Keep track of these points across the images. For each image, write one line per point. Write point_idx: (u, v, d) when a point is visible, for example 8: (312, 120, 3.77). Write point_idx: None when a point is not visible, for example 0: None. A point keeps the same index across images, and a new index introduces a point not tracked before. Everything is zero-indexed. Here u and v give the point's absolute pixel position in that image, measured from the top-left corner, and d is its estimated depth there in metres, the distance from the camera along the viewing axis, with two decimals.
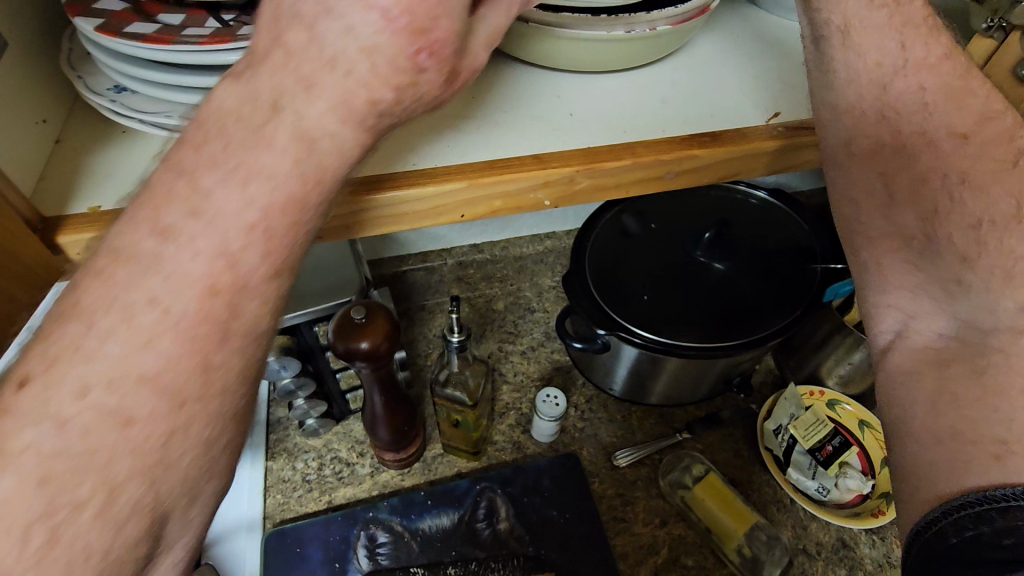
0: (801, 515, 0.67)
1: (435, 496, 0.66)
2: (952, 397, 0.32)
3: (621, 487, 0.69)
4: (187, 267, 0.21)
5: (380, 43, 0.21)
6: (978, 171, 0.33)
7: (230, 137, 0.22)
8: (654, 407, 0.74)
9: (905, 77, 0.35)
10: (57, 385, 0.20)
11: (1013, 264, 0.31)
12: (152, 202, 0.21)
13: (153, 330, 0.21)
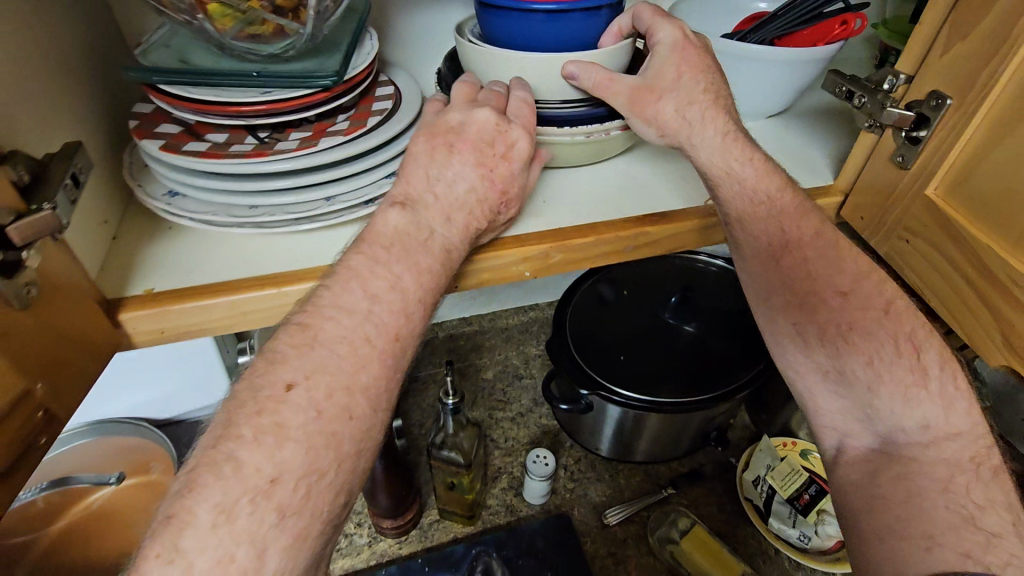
0: (786, 565, 0.70)
1: (432, 562, 0.68)
2: (882, 501, 0.41)
3: (613, 545, 0.71)
4: (375, 302, 0.35)
5: (483, 189, 0.40)
6: (871, 316, 0.44)
7: (402, 243, 0.37)
8: (640, 466, 0.78)
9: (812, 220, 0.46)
10: (311, 376, 0.32)
11: (908, 393, 0.43)
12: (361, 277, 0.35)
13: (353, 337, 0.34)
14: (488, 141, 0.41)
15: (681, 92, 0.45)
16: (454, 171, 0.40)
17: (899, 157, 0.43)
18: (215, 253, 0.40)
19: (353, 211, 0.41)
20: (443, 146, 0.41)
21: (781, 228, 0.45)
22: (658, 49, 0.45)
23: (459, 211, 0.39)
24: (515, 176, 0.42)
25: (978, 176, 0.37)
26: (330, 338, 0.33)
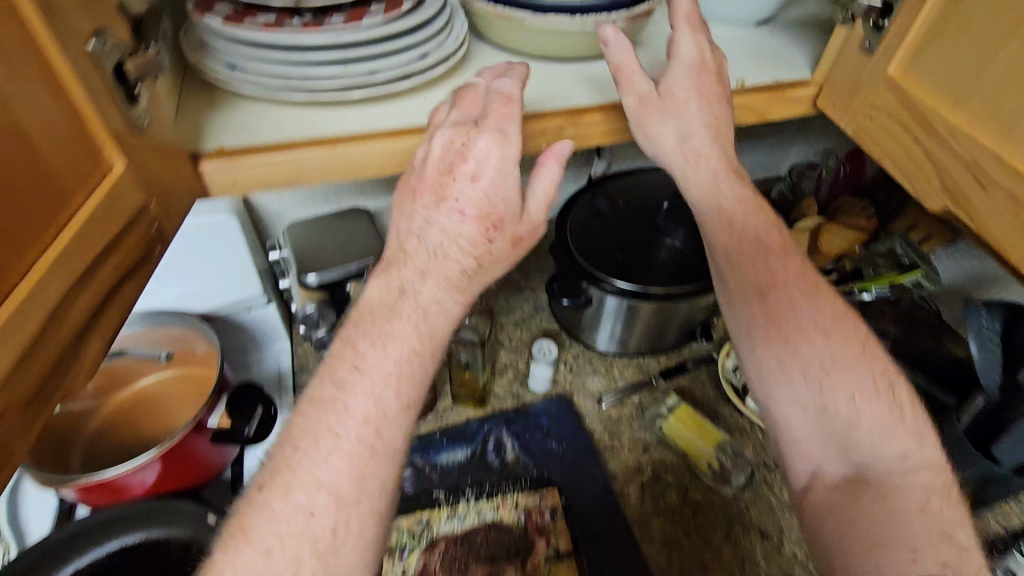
0: (760, 436, 0.79)
1: (449, 436, 0.76)
2: (838, 538, 0.42)
3: (609, 424, 0.80)
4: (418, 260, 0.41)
5: (465, 232, 0.40)
6: (834, 359, 0.48)
7: (375, 315, 0.40)
8: (633, 359, 0.87)
9: (772, 262, 0.51)
10: (303, 426, 0.37)
11: (860, 420, 0.46)
12: (333, 365, 0.38)
13: (377, 361, 0.38)
14: (466, 171, 0.40)
15: (684, 120, 0.50)
16: (431, 219, 0.41)
17: (865, 43, 0.49)
18: (271, 121, 0.45)
19: (391, 84, 0.46)
20: (434, 193, 0.41)
21: (768, 263, 0.51)
22: (676, 62, 0.50)
23: (447, 260, 0.40)
24: (506, 202, 0.41)
25: (932, 49, 0.43)
26: (300, 435, 0.37)
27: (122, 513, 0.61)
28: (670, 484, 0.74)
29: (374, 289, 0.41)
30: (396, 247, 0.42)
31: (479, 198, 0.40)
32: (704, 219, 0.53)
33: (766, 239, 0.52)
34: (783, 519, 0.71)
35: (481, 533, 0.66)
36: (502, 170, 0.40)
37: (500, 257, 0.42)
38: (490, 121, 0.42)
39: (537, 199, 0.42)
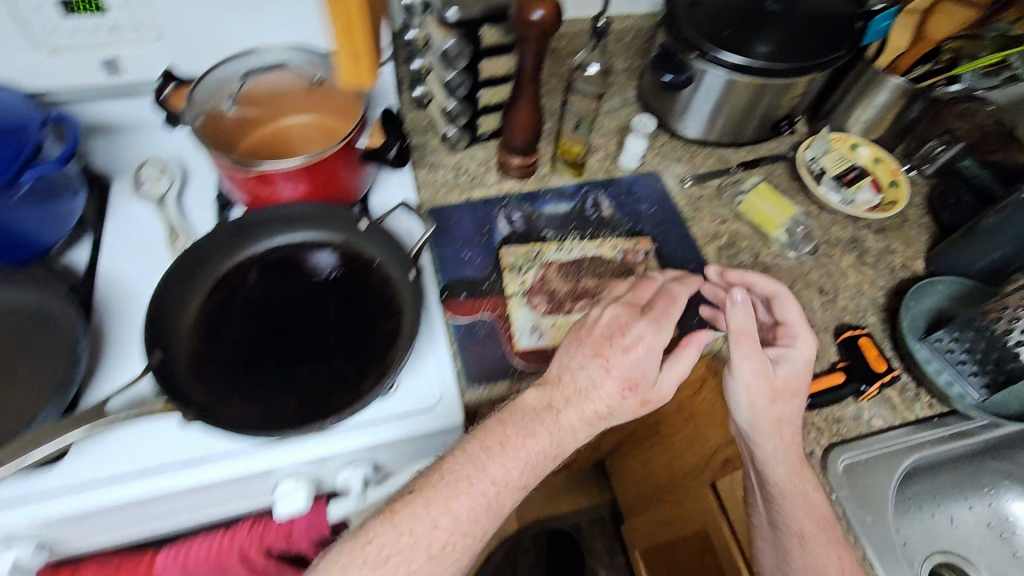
0: (825, 221, 0.89)
1: (551, 193, 0.85)
2: None
3: (692, 200, 0.88)
4: (587, 360, 0.62)
5: (592, 417, 0.61)
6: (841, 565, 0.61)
7: (531, 409, 0.61)
8: (715, 151, 0.94)
9: (813, 491, 0.64)
10: (474, 453, 0.58)
11: None
12: (503, 428, 0.60)
13: (546, 419, 0.60)
14: (621, 345, 0.62)
15: (788, 402, 0.63)
16: (588, 364, 0.62)
17: None
18: None
19: None
20: (600, 358, 0.62)
21: (805, 485, 0.64)
22: (798, 347, 0.65)
23: (587, 403, 0.61)
24: (644, 377, 0.61)
25: None
26: (443, 482, 0.57)
27: (285, 214, 0.72)
28: (744, 249, 0.84)
29: (538, 392, 0.62)
30: (539, 402, 0.61)
31: (624, 373, 0.60)
32: (781, 487, 0.63)
33: (818, 501, 0.64)
34: (840, 279, 0.83)
35: (589, 260, 0.77)
36: (649, 352, 0.61)
37: (629, 410, 0.62)
38: (652, 313, 0.63)
39: (672, 376, 0.63)
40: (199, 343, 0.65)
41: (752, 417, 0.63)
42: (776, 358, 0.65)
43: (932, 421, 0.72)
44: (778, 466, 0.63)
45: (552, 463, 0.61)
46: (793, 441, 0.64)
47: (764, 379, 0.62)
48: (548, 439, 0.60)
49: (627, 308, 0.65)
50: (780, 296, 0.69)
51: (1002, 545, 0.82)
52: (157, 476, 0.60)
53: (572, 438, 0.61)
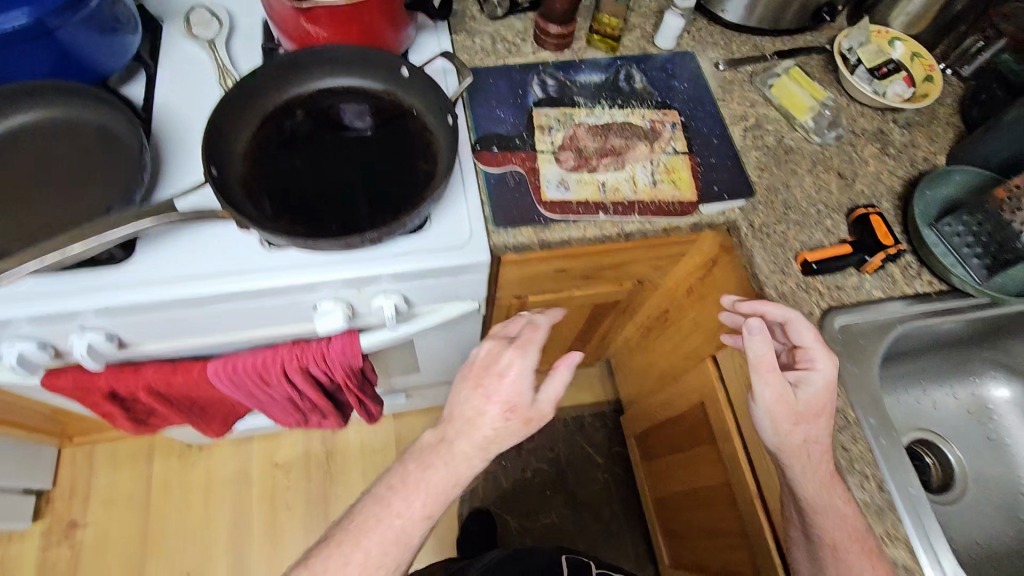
0: (853, 113, 0.90)
1: (586, 64, 0.86)
2: None
3: (723, 83, 0.89)
4: (468, 392, 0.74)
5: (478, 445, 0.72)
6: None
7: (421, 452, 0.74)
8: (751, 39, 0.94)
9: (844, 504, 0.63)
10: (376, 498, 0.71)
11: None
12: (398, 473, 0.73)
13: (435, 451, 0.73)
14: (496, 373, 0.73)
15: (811, 427, 0.64)
16: (472, 396, 0.73)
17: None
18: None
19: None
20: (483, 384, 0.73)
21: (831, 499, 0.63)
22: (817, 369, 0.65)
23: (478, 427, 0.72)
24: (519, 399, 0.72)
25: None
26: (349, 526, 0.70)
27: (333, 57, 0.75)
28: (769, 132, 0.86)
29: (428, 436, 0.75)
30: (429, 441, 0.74)
31: (502, 399, 0.71)
32: (813, 504, 0.63)
33: (854, 516, 0.63)
34: (860, 166, 0.85)
35: (618, 125, 0.80)
36: (520, 375, 0.72)
37: (515, 429, 0.73)
38: (518, 343, 0.75)
39: (546, 398, 0.74)
40: (253, 171, 0.70)
41: (777, 438, 0.65)
42: (796, 383, 0.65)
43: (929, 296, 0.76)
44: (807, 482, 0.63)
45: (454, 489, 0.73)
46: (823, 463, 0.64)
47: (785, 404, 0.64)
48: (445, 469, 0.72)
49: (496, 343, 0.76)
50: (794, 322, 0.66)
51: (978, 429, 0.87)
52: (216, 280, 0.67)
53: (468, 463, 0.72)
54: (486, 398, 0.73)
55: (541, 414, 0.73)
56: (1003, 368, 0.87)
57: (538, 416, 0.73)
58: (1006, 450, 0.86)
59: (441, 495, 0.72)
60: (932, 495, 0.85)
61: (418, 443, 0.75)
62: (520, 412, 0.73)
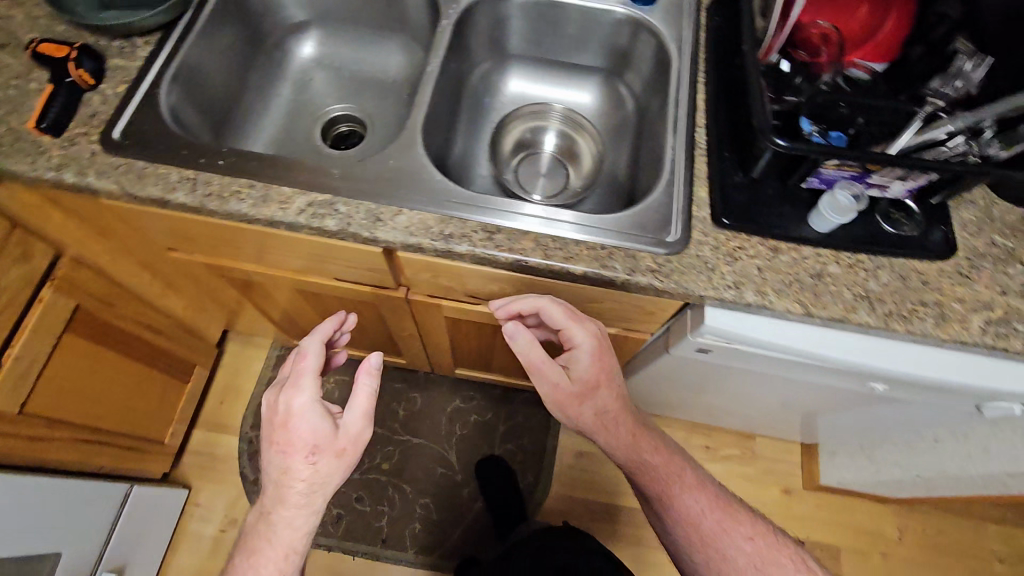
0: None
1: None
2: (691, 540, 0.81)
3: None
4: (273, 455, 0.69)
5: (314, 498, 0.69)
6: (687, 489, 0.82)
7: (256, 530, 0.71)
8: None
9: (650, 449, 0.82)
10: None
11: (714, 540, 0.80)
12: (236, 568, 0.71)
13: (269, 523, 0.69)
14: (281, 422, 0.69)
15: (595, 398, 0.76)
16: (270, 458, 0.69)
17: None
18: None
19: None
20: (280, 441, 0.68)
21: (633, 448, 0.81)
22: (580, 342, 0.74)
23: (291, 491, 0.68)
24: (320, 436, 0.68)
25: None
26: None
27: None
28: None
29: (258, 513, 0.71)
30: (259, 517, 0.71)
31: (299, 444, 0.67)
32: (626, 458, 0.81)
33: (659, 459, 0.82)
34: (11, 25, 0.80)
35: None
36: (305, 416, 0.68)
37: (329, 468, 0.69)
38: (293, 378, 0.71)
39: (355, 418, 0.69)
40: None
41: (576, 422, 0.79)
42: (569, 365, 0.76)
43: (154, 50, 0.80)
44: (614, 444, 0.80)
45: (293, 556, 0.70)
46: (620, 424, 0.79)
47: (563, 391, 0.75)
48: (273, 546, 0.69)
49: (277, 387, 0.72)
50: (543, 306, 0.75)
51: (341, 74, 1.04)
52: None
53: (293, 521, 0.69)
54: (299, 457, 0.68)
55: (355, 437, 0.70)
56: (292, 33, 1.01)
57: (351, 443, 0.69)
58: (357, 72, 1.04)
59: (284, 556, 0.69)
60: (363, 141, 1.00)
61: (250, 527, 0.72)
62: (336, 447, 0.69)
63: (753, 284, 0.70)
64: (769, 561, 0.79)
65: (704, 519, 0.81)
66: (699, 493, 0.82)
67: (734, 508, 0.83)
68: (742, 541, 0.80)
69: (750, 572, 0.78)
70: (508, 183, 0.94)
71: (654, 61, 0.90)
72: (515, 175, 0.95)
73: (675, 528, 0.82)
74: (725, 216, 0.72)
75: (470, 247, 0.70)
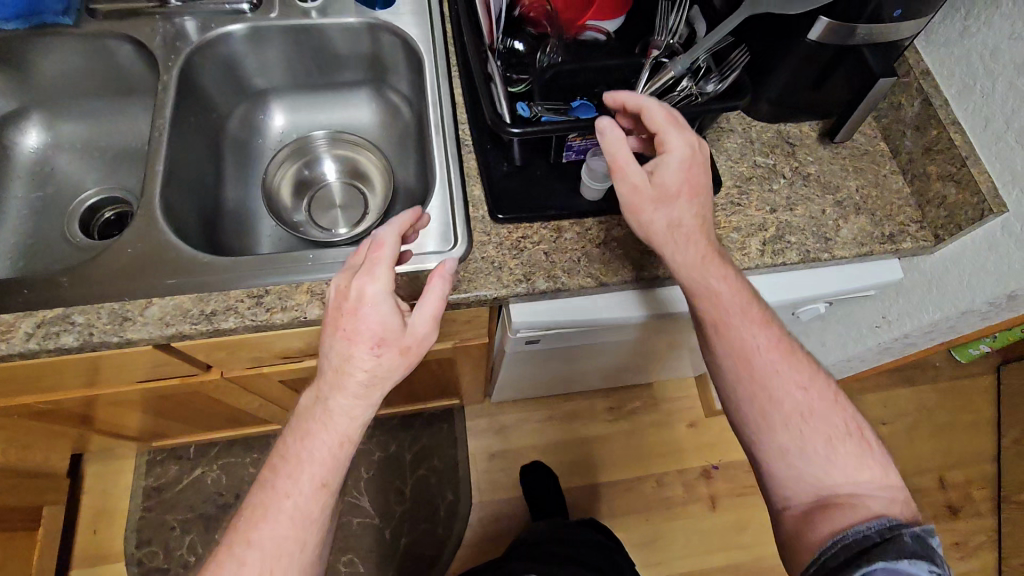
0: None
1: None
2: (739, 374, 0.62)
3: None
4: (336, 341, 0.58)
5: (375, 393, 0.59)
6: (750, 329, 0.62)
7: (303, 412, 0.61)
8: None
9: (720, 278, 0.62)
10: (274, 486, 0.59)
11: (767, 387, 0.61)
12: (278, 452, 0.61)
13: (320, 410, 0.59)
14: (350, 309, 0.58)
15: (673, 209, 0.60)
16: (332, 344, 0.58)
17: None
18: None
19: None
20: (348, 330, 0.57)
21: (703, 276, 0.61)
22: (670, 155, 0.60)
23: (349, 379, 0.58)
24: (387, 330, 0.57)
25: None
26: (255, 519, 0.59)
27: None
28: None
29: (309, 394, 0.61)
30: (311, 395, 0.61)
31: (364, 335, 0.57)
32: (688, 288, 0.62)
33: (731, 290, 0.62)
34: None
35: None
36: (375, 305, 0.57)
37: (392, 364, 0.58)
38: (365, 265, 0.59)
39: (428, 318, 0.58)
40: None
41: (645, 231, 0.62)
42: (654, 169, 0.61)
43: None
44: (679, 257, 0.62)
45: (344, 449, 0.60)
46: (693, 242, 0.61)
47: (638, 194, 0.60)
48: (327, 432, 0.59)
49: (352, 269, 0.60)
50: (645, 108, 0.60)
51: (83, 152, 0.92)
52: None
53: (344, 413, 0.59)
54: (368, 348, 0.57)
55: (423, 338, 0.59)
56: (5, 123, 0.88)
57: (419, 344, 0.59)
58: (101, 147, 0.92)
59: (335, 451, 0.59)
60: (133, 207, 0.91)
61: (297, 409, 0.62)
62: (407, 344, 0.58)
63: (543, 269, 0.69)
64: (829, 424, 0.60)
65: (763, 356, 0.61)
66: (766, 327, 0.62)
67: (798, 350, 0.63)
68: (796, 388, 0.61)
69: (799, 423, 0.60)
70: (304, 229, 0.88)
71: (410, 62, 0.86)
72: (310, 218, 0.90)
73: (725, 362, 0.63)
74: (500, 210, 0.70)
75: (238, 320, 0.64)
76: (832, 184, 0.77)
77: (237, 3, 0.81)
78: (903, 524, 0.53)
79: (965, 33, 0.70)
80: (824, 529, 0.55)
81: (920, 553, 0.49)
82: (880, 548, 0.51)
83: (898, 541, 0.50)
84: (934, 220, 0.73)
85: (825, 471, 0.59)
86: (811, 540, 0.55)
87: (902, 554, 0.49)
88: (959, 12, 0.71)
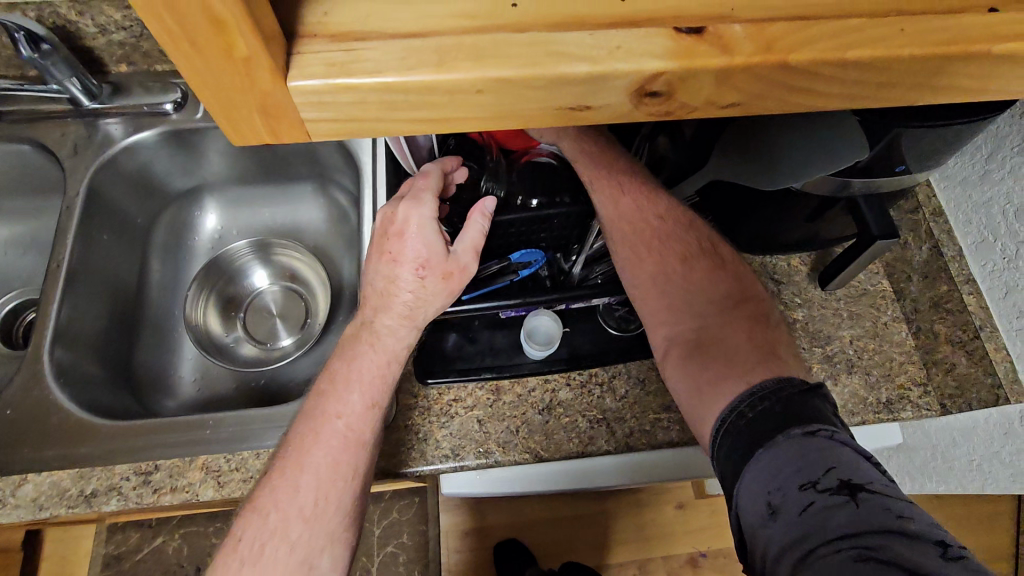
0: None
1: None
2: (610, 213, 0.54)
3: None
4: (380, 265, 0.52)
5: (419, 319, 0.52)
6: (617, 168, 0.56)
7: (347, 338, 0.53)
8: None
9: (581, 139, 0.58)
10: (321, 410, 0.50)
11: (641, 225, 0.53)
12: (320, 378, 0.52)
13: (366, 334, 0.52)
14: (395, 232, 0.51)
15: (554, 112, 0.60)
16: (376, 268, 0.52)
17: None
18: None
19: None
20: (391, 252, 0.51)
21: (575, 142, 0.57)
22: None
23: (395, 300, 0.51)
24: (433, 251, 0.50)
25: None
26: (301, 453, 0.48)
27: None
28: None
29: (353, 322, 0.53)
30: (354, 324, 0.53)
31: (408, 253, 0.50)
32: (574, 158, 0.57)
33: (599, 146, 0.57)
34: None
35: None
36: (422, 224, 0.51)
37: (436, 288, 0.51)
38: (410, 191, 0.53)
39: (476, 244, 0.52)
40: None
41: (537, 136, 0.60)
42: None
43: None
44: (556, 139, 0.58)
45: (394, 375, 0.52)
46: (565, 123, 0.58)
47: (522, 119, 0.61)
48: (375, 352, 0.51)
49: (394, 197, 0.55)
50: None
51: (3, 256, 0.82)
52: None
53: (394, 333, 0.51)
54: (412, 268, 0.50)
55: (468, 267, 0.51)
56: None
57: (464, 273, 0.51)
58: (22, 242, 0.82)
59: (385, 376, 0.51)
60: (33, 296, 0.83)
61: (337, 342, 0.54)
62: (455, 268, 0.51)
63: (474, 444, 0.60)
64: (705, 270, 0.52)
65: (633, 199, 0.54)
66: (628, 167, 0.56)
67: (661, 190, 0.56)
68: (667, 221, 0.53)
69: (675, 258, 0.52)
70: (236, 349, 0.80)
71: (353, 167, 0.76)
72: (246, 334, 0.82)
73: (602, 218, 0.55)
74: (429, 373, 0.61)
75: (121, 502, 0.56)
76: (822, 333, 0.66)
77: (164, 102, 0.72)
78: (785, 380, 0.44)
79: (986, 178, 0.62)
80: (718, 398, 0.45)
81: (801, 416, 0.41)
82: (760, 420, 0.42)
83: (776, 409, 0.42)
84: (940, 386, 0.61)
85: (699, 325, 0.50)
86: (705, 412, 0.46)
87: (782, 426, 0.41)
88: (981, 153, 0.62)
